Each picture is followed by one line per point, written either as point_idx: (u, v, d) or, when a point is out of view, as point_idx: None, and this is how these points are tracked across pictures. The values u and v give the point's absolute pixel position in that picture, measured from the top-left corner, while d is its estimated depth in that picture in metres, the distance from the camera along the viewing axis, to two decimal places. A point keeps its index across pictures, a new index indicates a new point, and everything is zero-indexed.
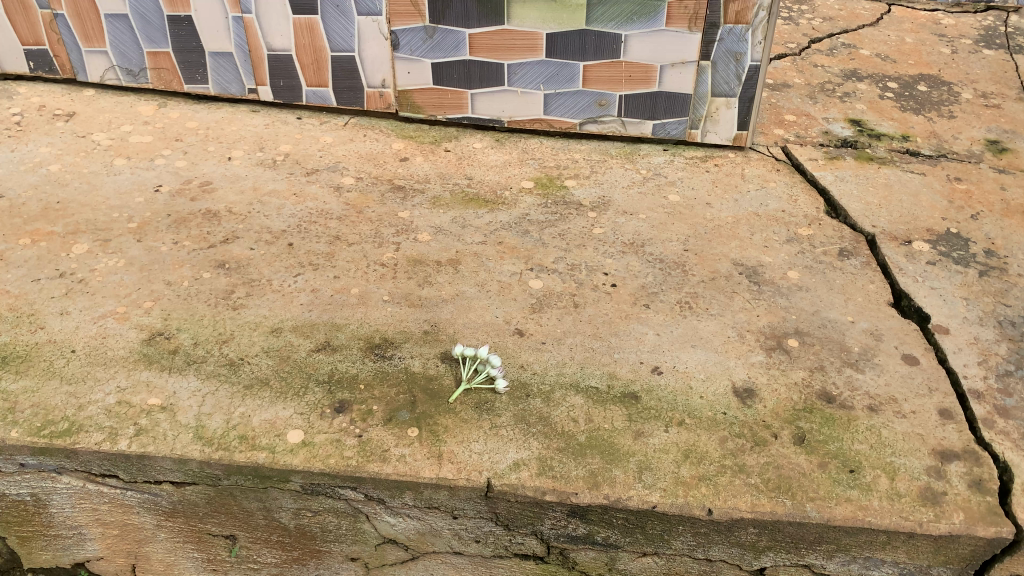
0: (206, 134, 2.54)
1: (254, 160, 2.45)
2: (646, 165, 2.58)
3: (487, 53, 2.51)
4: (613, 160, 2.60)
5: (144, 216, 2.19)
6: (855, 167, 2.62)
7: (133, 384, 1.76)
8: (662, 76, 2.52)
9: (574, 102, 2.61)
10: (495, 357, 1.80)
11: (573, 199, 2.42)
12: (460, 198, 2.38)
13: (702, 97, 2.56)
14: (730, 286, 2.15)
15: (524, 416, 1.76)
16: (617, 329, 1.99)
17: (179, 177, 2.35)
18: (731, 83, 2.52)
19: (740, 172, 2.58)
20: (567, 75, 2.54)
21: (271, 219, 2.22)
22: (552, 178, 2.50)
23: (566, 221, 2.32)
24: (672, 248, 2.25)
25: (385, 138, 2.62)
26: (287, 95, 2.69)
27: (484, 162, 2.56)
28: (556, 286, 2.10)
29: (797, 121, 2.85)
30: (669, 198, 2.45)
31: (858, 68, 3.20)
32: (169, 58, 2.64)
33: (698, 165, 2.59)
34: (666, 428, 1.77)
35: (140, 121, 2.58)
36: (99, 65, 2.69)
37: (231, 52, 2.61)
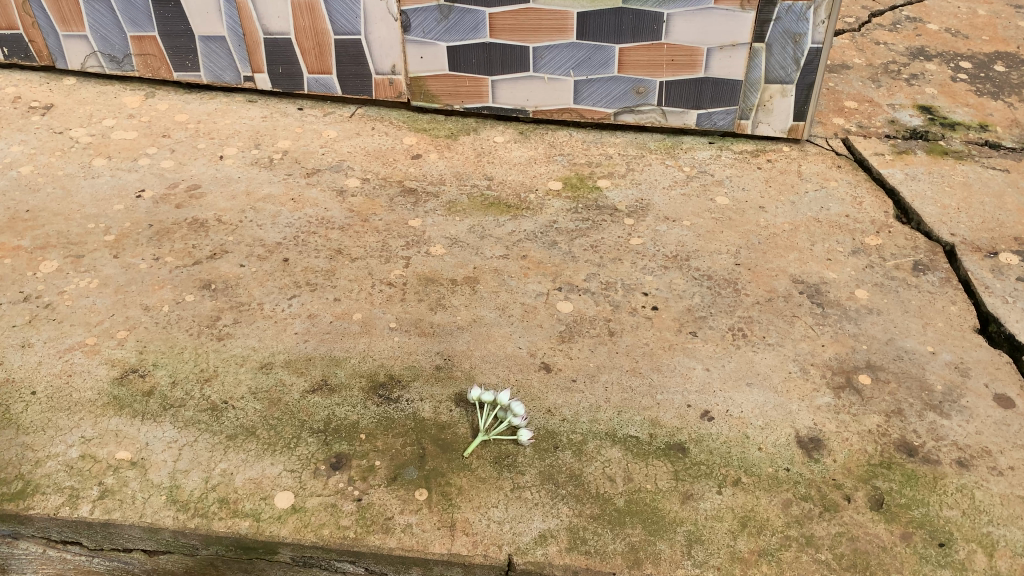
0: (196, 129, 2.28)
1: (249, 159, 2.18)
2: (689, 161, 2.29)
3: (510, 36, 2.21)
4: (652, 155, 2.30)
5: (122, 227, 1.95)
6: (927, 163, 2.30)
7: (100, 434, 1.53)
8: (709, 61, 2.21)
9: (608, 89, 2.31)
10: (519, 406, 1.55)
11: (608, 203, 2.13)
12: (479, 203, 2.11)
13: (754, 83, 2.25)
14: (790, 308, 1.86)
15: (552, 473, 1.50)
16: (659, 363, 1.72)
17: (164, 180, 2.09)
18: (788, 67, 2.21)
19: (796, 170, 2.28)
20: (601, 59, 2.24)
21: (265, 229, 1.97)
22: (583, 178, 2.22)
23: (599, 230, 2.04)
24: (722, 262, 1.96)
25: (395, 132, 2.34)
26: (287, 83, 2.42)
27: (506, 159, 2.27)
28: (588, 310, 1.82)
29: (859, 109, 2.52)
30: (717, 200, 2.15)
31: (925, 46, 2.85)
32: (155, 43, 2.38)
33: (748, 161, 2.30)
34: (719, 489, 1.51)
35: (124, 113, 2.32)
36: (79, 51, 2.43)
37: (223, 36, 2.33)
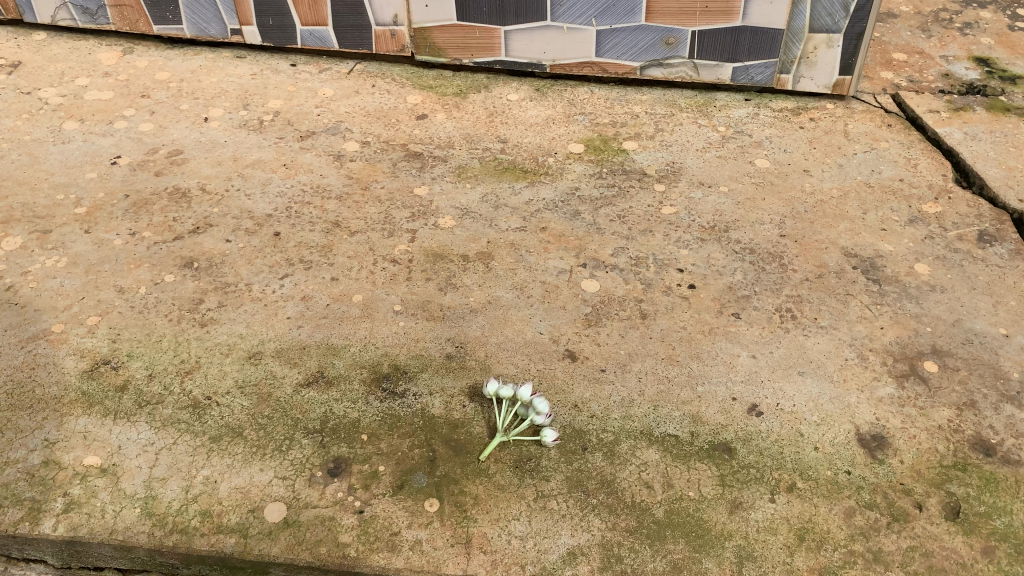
0: (179, 88, 2.06)
1: (236, 121, 1.97)
2: (724, 120, 2.07)
3: None
4: (683, 113, 2.08)
5: (95, 198, 1.74)
6: (988, 120, 2.07)
7: (66, 437, 1.34)
8: (748, 7, 1.98)
9: (634, 40, 2.09)
10: (542, 402, 1.35)
11: (635, 167, 1.92)
12: (492, 168, 1.90)
13: (797, 33, 2.02)
14: (843, 286, 1.66)
15: (581, 480, 1.32)
16: (699, 350, 1.52)
17: (142, 145, 1.88)
18: (836, 15, 1.97)
19: (842, 130, 2.05)
20: (626, 7, 2.01)
21: (254, 200, 1.76)
22: (606, 140, 2.00)
23: (627, 198, 1.83)
24: (765, 234, 1.76)
25: (398, 90, 2.12)
26: (278, 37, 2.19)
27: (521, 119, 2.06)
28: (617, 289, 1.62)
29: (909, 62, 2.29)
30: (757, 164, 1.94)
31: None
32: None
33: (789, 120, 2.07)
34: (772, 496, 1.32)
35: (100, 71, 2.10)
36: (49, 3, 2.21)
37: None
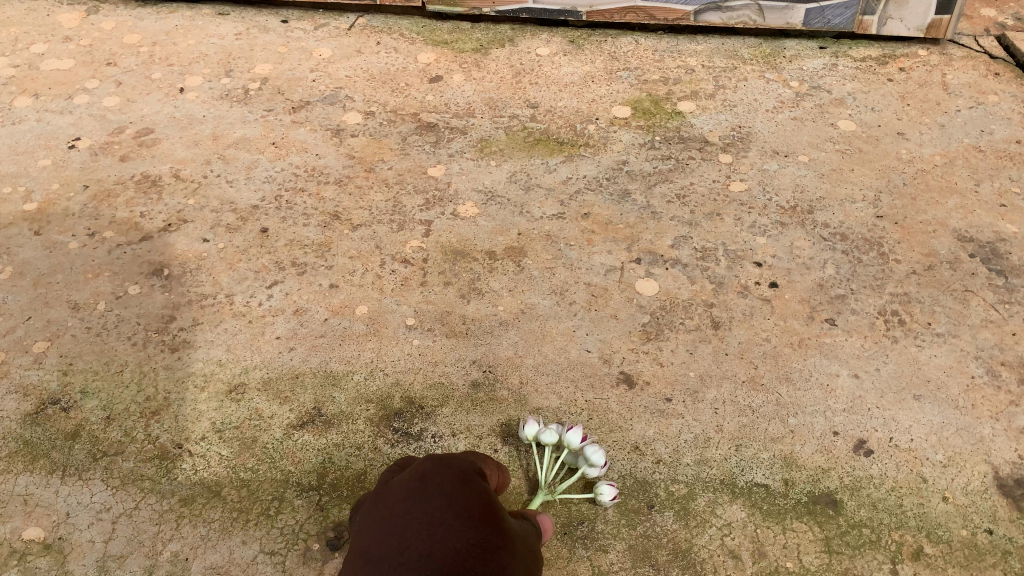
0: (151, 53, 1.76)
1: (218, 91, 1.67)
2: (797, 73, 1.73)
3: None
4: (747, 66, 1.75)
5: (48, 190, 1.46)
6: None
7: (3, 502, 1.08)
8: None
9: None
10: (597, 450, 1.06)
11: (693, 133, 1.59)
12: (522, 140, 1.58)
13: None
14: (960, 279, 1.33)
15: (648, 551, 1.03)
16: (787, 369, 1.22)
17: (106, 123, 1.59)
18: None
19: (939, 80, 1.71)
20: None
21: (237, 188, 1.47)
22: (657, 100, 1.67)
23: (686, 173, 1.51)
24: (857, 214, 1.44)
25: (408, 47, 1.80)
26: None
27: (554, 78, 1.73)
28: (680, 291, 1.32)
29: None
30: (840, 126, 1.61)
31: None
32: None
33: (875, 71, 1.73)
34: (895, 567, 1.02)
35: (60, 35, 1.80)
36: None
37: None
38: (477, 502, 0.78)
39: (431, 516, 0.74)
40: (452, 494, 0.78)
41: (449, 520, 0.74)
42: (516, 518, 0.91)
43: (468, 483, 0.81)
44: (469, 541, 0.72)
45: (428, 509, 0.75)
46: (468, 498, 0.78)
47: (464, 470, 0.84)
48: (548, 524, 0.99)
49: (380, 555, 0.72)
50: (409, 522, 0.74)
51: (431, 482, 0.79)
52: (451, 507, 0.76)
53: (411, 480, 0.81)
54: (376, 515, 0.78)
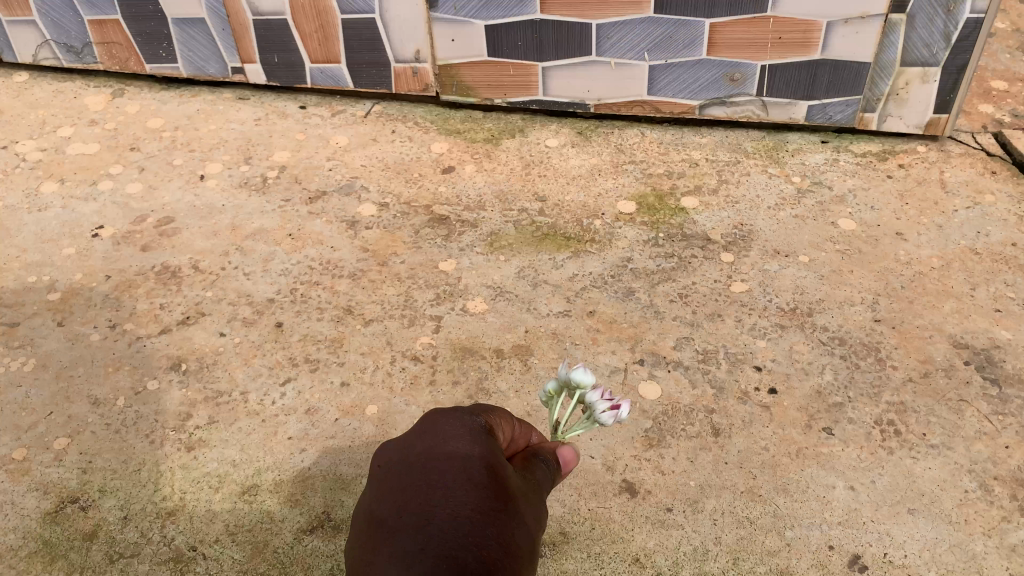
0: (172, 138, 1.82)
1: (237, 180, 1.72)
2: (799, 168, 1.78)
3: (568, 12, 1.71)
4: (750, 160, 1.80)
5: (72, 281, 1.51)
6: None
7: None
8: (829, 38, 1.69)
9: (693, 77, 1.80)
10: (586, 371, 0.97)
11: (697, 230, 1.64)
12: (531, 234, 1.63)
13: (886, 66, 1.72)
14: (956, 389, 1.37)
15: None
16: (784, 480, 1.25)
17: (128, 211, 1.64)
18: (934, 46, 1.68)
19: (938, 178, 1.76)
20: (685, 39, 1.73)
21: (254, 280, 1.52)
22: (662, 195, 1.72)
23: (690, 272, 1.56)
24: (856, 319, 1.48)
25: (422, 136, 1.86)
26: (285, 76, 1.93)
27: (562, 170, 1.78)
28: (681, 395, 1.35)
29: (1010, 91, 1.97)
30: (840, 225, 1.65)
31: None
32: (119, 30, 1.91)
33: (875, 168, 1.78)
34: None
35: (85, 118, 1.86)
36: (29, 41, 1.98)
37: (203, 18, 1.85)
38: (482, 463, 0.70)
39: (431, 471, 0.67)
40: (454, 455, 0.70)
41: (450, 474, 0.67)
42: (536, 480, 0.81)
43: (474, 444, 0.73)
44: (473, 492, 0.65)
45: (429, 472, 0.67)
46: (472, 460, 0.70)
47: (473, 429, 0.76)
48: (577, 454, 0.91)
49: (378, 514, 0.65)
50: (409, 477, 0.68)
51: (435, 439, 0.72)
52: (455, 465, 0.68)
53: (412, 437, 0.74)
54: (380, 476, 0.72)
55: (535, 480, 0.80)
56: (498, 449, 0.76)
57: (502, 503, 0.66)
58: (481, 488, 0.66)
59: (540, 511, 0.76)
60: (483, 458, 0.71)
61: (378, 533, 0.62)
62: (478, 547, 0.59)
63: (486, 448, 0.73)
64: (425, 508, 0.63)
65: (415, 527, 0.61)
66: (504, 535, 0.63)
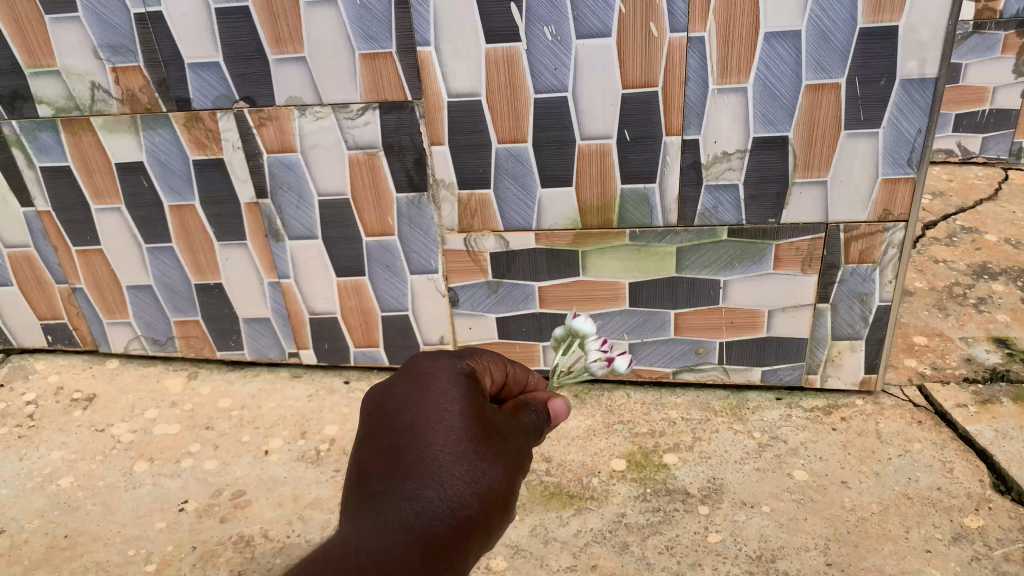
0: (240, 417, 2.19)
1: (294, 453, 2.06)
2: (759, 424, 2.15)
3: (562, 306, 2.16)
4: (718, 417, 2.17)
5: (165, 551, 1.79)
6: (1017, 414, 2.10)
7: None
8: (771, 321, 2.12)
9: (666, 351, 2.22)
10: (583, 323, 1.65)
11: (677, 484, 1.97)
12: (540, 494, 1.96)
13: (820, 340, 2.14)
14: None
15: None
16: None
17: (206, 486, 1.97)
18: (856, 325, 2.10)
19: (873, 429, 2.11)
20: (656, 323, 2.17)
21: (314, 543, 1.79)
22: (647, 452, 2.07)
23: (672, 524, 1.86)
24: (810, 561, 1.75)
25: None
26: (332, 357, 2.32)
27: (563, 433, 2.15)
28: None
29: (930, 346, 2.38)
30: (795, 476, 1.98)
31: (988, 261, 2.73)
32: (198, 326, 2.28)
33: (821, 421, 2.15)
34: None
35: (167, 400, 2.25)
36: (123, 336, 2.33)
37: (267, 317, 2.25)
38: (464, 437, 0.99)
39: (431, 451, 0.96)
40: (447, 424, 0.99)
41: (444, 452, 0.96)
42: (526, 416, 1.16)
43: (455, 404, 1.02)
44: (459, 465, 0.96)
45: (428, 449, 0.96)
46: (458, 439, 0.98)
47: (451, 388, 1.04)
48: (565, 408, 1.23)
49: (387, 472, 0.95)
50: (410, 448, 0.97)
51: (430, 394, 1.03)
52: (445, 426, 0.99)
53: (408, 404, 1.02)
54: (388, 420, 1.01)
55: (519, 421, 1.13)
56: (478, 382, 1.10)
57: (470, 443, 0.99)
58: (455, 435, 0.98)
59: (517, 438, 1.10)
60: (460, 398, 1.03)
61: (375, 459, 0.97)
62: (443, 506, 0.92)
63: (463, 392, 1.04)
64: (410, 451, 0.96)
65: (401, 463, 0.95)
66: (472, 504, 0.94)
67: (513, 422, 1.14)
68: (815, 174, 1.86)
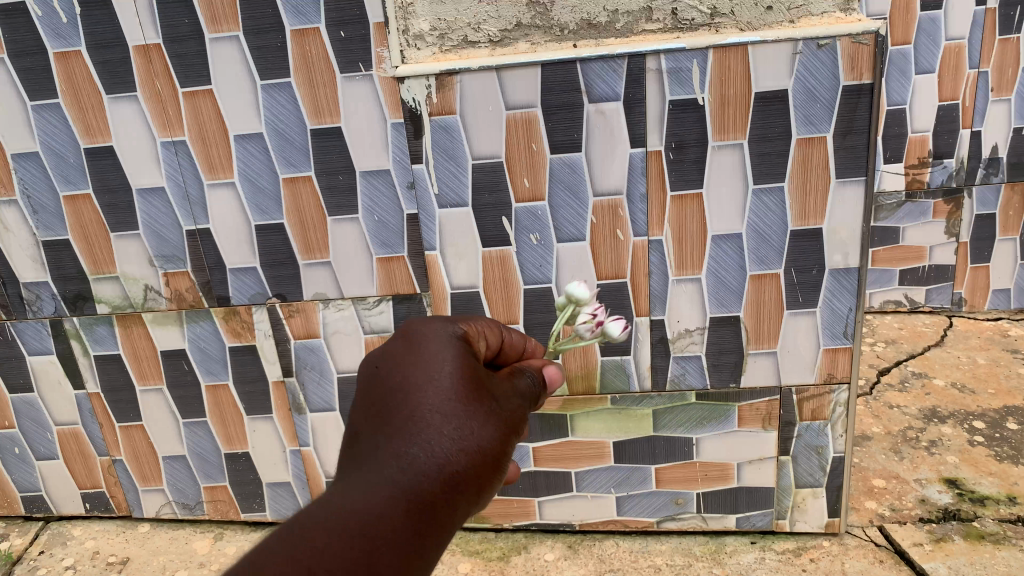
0: None
1: None
2: (736, 566, 2.36)
3: (553, 463, 2.42)
4: (699, 562, 2.39)
5: None
6: (967, 550, 2.33)
7: None
8: (740, 472, 2.38)
9: (649, 501, 2.47)
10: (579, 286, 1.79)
11: None
12: None
13: (786, 488, 2.39)
14: None
15: None
16: None
17: None
18: (816, 473, 2.36)
19: (840, 569, 2.31)
20: (639, 477, 2.42)
21: None
22: None
23: None
24: None
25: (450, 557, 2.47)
26: None
27: None
28: None
29: (888, 488, 2.62)
30: None
31: (937, 405, 3.05)
32: (225, 491, 2.52)
33: (793, 562, 2.36)
34: None
35: (196, 561, 2.45)
36: (155, 501, 2.56)
37: (288, 480, 2.49)
38: (454, 395, 1.19)
39: (424, 408, 1.16)
40: (438, 385, 1.19)
41: (436, 409, 1.16)
42: (517, 381, 1.38)
43: (446, 371, 1.22)
44: (448, 421, 1.16)
45: (422, 407, 1.16)
46: (446, 399, 1.18)
47: (445, 353, 1.25)
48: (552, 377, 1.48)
49: (390, 424, 1.16)
50: (409, 405, 1.17)
51: (426, 358, 1.23)
52: (438, 386, 1.19)
53: (408, 367, 1.22)
54: (391, 378, 1.22)
55: (505, 382, 1.34)
56: (467, 347, 1.30)
57: (458, 402, 1.19)
58: (445, 395, 1.18)
59: (505, 394, 1.30)
60: (450, 363, 1.23)
61: (373, 418, 1.18)
62: (435, 457, 1.12)
63: (452, 357, 1.25)
64: (404, 409, 1.16)
65: (393, 420, 1.16)
66: (461, 454, 1.14)
67: (505, 382, 1.34)
68: (766, 346, 2.17)
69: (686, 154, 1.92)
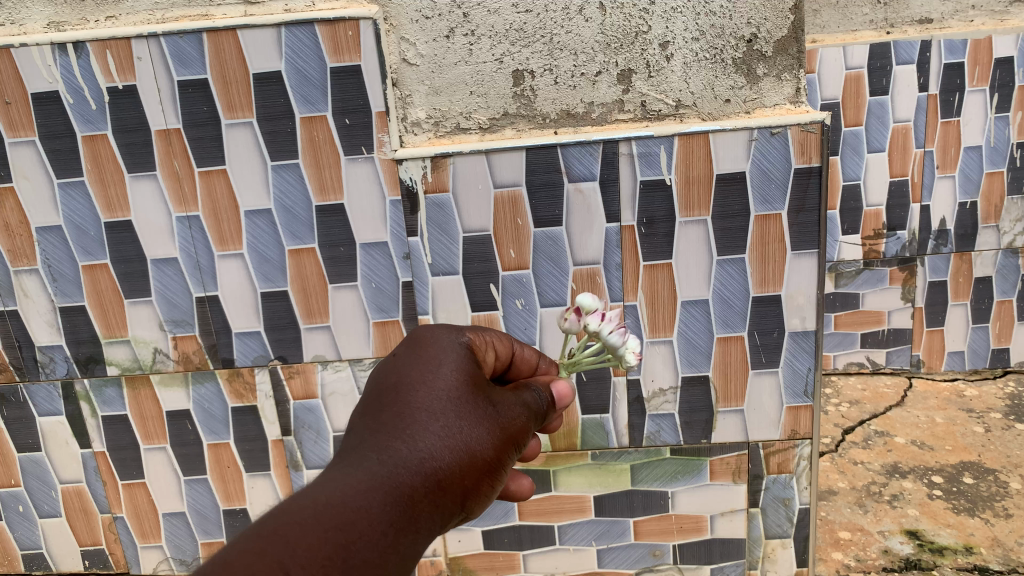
0: None
1: None
2: None
3: (537, 516, 2.55)
4: None
5: None
6: None
7: None
8: (713, 524, 2.52)
9: (628, 553, 2.59)
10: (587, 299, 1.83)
11: None
12: None
13: (756, 539, 2.53)
14: None
15: None
16: None
17: None
18: (784, 524, 2.51)
19: None
20: (619, 529, 2.55)
21: None
22: None
23: None
24: None
25: None
26: None
27: None
28: None
29: (853, 539, 2.77)
30: None
31: (898, 461, 3.23)
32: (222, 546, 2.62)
33: None
34: None
35: None
36: (153, 557, 2.64)
37: None
38: (446, 397, 1.35)
39: (418, 408, 1.33)
40: (433, 388, 1.36)
41: (428, 410, 1.33)
42: (522, 393, 1.53)
43: (442, 375, 1.39)
44: (437, 419, 1.32)
45: (416, 406, 1.33)
46: (439, 400, 1.35)
47: (444, 360, 1.42)
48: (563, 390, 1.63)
49: (386, 417, 1.32)
50: (406, 404, 1.34)
51: (426, 364, 1.40)
52: (433, 388, 1.36)
53: (409, 368, 1.40)
54: (393, 378, 1.40)
55: (510, 393, 1.50)
56: (467, 356, 1.47)
57: (449, 402, 1.35)
58: (437, 395, 1.35)
59: (505, 401, 1.45)
60: (446, 369, 1.40)
61: (373, 410, 1.35)
62: (423, 450, 1.28)
63: (450, 363, 1.42)
64: (399, 405, 1.33)
65: (389, 415, 1.32)
66: (447, 449, 1.30)
67: (509, 394, 1.50)
68: (734, 404, 2.34)
69: (656, 228, 2.13)
